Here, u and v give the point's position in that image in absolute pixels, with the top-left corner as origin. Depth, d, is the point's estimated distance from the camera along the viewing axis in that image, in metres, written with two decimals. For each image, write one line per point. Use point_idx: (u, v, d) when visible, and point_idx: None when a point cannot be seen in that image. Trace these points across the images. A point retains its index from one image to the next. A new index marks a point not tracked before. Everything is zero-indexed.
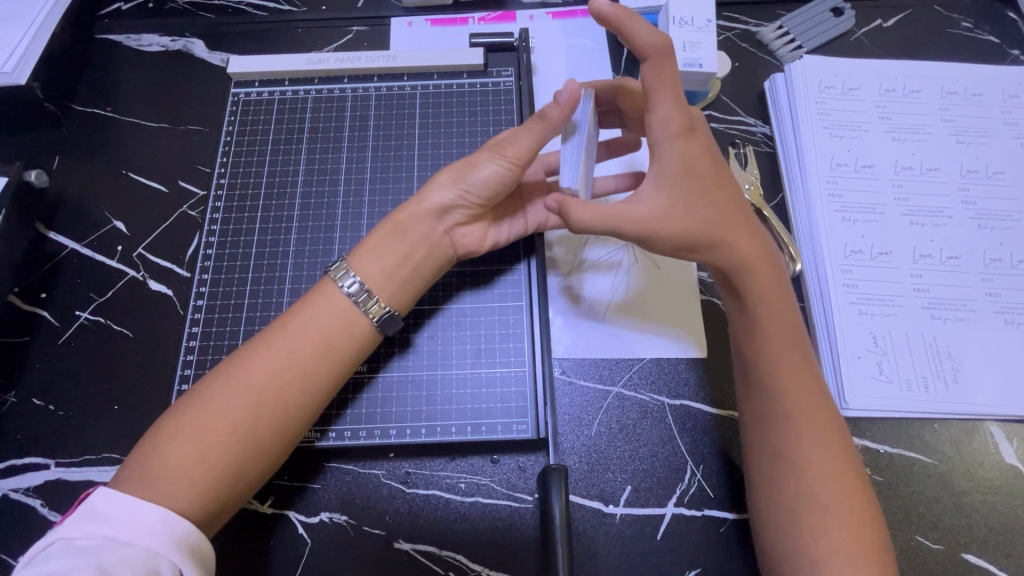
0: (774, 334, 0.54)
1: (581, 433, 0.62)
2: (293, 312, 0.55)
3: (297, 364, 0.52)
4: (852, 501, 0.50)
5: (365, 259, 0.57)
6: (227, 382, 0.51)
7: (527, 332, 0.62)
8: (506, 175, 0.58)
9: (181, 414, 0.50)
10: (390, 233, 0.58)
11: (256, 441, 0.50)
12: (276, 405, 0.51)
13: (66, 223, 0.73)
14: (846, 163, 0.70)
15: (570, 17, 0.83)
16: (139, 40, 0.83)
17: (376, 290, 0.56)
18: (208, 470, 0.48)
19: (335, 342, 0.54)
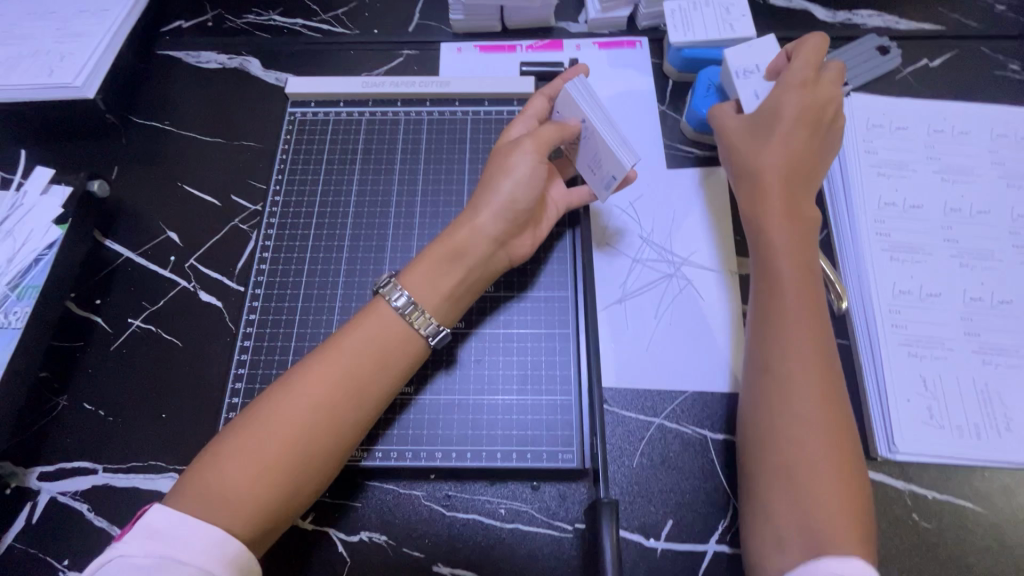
0: (796, 316, 0.56)
1: (623, 464, 0.61)
2: (346, 331, 0.55)
3: (351, 381, 0.53)
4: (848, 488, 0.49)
5: (416, 278, 0.58)
6: (282, 399, 0.51)
7: (574, 359, 0.63)
8: (541, 168, 0.60)
9: (239, 432, 0.50)
10: (444, 256, 0.58)
11: (310, 460, 0.51)
12: (329, 424, 0.51)
13: (123, 231, 0.75)
14: (894, 203, 0.70)
15: (617, 47, 0.84)
16: (198, 56, 0.86)
17: (426, 307, 0.57)
18: (262, 489, 0.48)
19: (387, 359, 0.55)
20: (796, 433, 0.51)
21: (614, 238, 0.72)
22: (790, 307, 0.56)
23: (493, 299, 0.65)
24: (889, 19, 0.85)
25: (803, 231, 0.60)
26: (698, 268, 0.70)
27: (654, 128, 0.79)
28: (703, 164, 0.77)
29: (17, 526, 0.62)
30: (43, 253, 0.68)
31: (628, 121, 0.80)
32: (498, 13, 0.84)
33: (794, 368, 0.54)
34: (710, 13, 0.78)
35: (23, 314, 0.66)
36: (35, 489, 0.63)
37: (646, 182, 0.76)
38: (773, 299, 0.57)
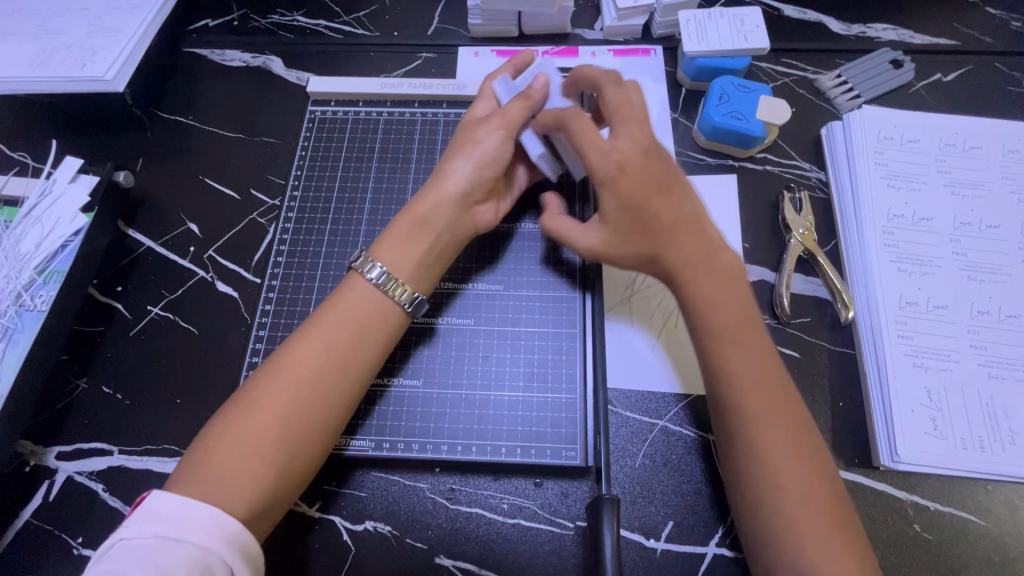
0: (750, 368, 0.53)
1: (626, 464, 0.62)
2: (325, 308, 0.57)
3: (335, 355, 0.54)
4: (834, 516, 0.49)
5: (388, 250, 0.60)
6: (269, 379, 0.53)
7: (580, 359, 0.63)
8: (507, 145, 0.63)
9: (234, 414, 0.52)
10: (412, 224, 0.61)
11: (302, 434, 0.52)
12: (322, 391, 0.53)
13: (145, 221, 0.78)
14: (903, 215, 0.70)
15: (631, 55, 0.85)
16: (223, 54, 0.89)
17: (400, 275, 0.59)
18: (266, 462, 0.50)
19: (370, 331, 0.56)
20: (773, 470, 0.50)
21: None
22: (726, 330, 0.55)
23: (503, 298, 0.66)
24: (903, 33, 0.85)
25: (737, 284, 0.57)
26: None
27: (666, 135, 0.80)
28: (714, 172, 0.78)
29: (34, 503, 0.63)
30: (69, 240, 0.70)
31: None
32: (516, 18, 0.85)
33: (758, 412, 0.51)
34: (724, 22, 0.79)
35: (47, 298, 0.67)
36: (52, 468, 0.65)
37: None
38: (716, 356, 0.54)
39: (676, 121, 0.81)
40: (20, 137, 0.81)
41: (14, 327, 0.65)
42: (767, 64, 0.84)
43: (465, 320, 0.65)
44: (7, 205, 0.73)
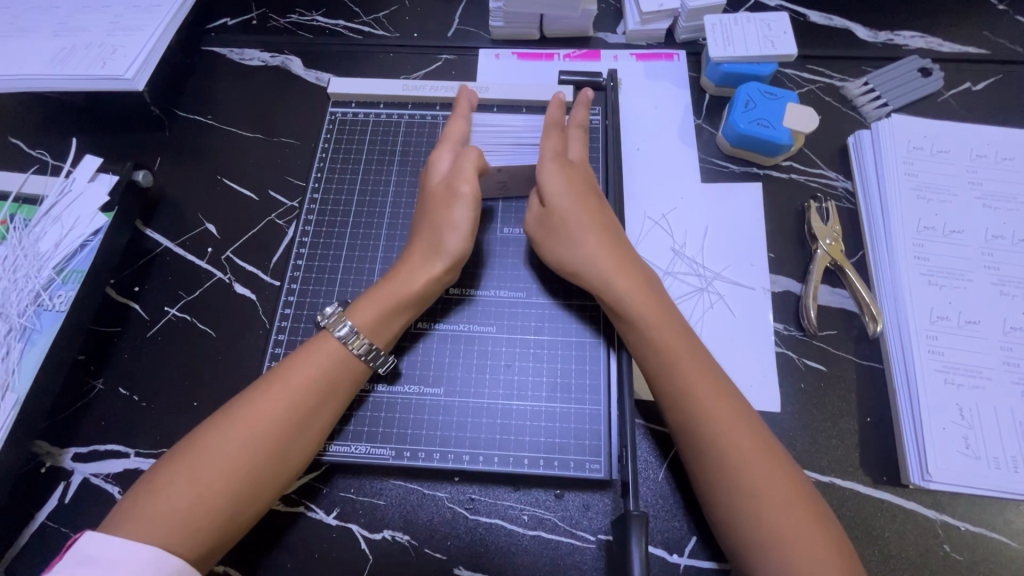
0: (701, 393, 0.53)
1: (649, 476, 0.61)
2: (291, 361, 0.56)
3: (300, 409, 0.54)
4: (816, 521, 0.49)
5: (364, 313, 0.58)
6: (225, 425, 0.52)
7: (604, 370, 0.62)
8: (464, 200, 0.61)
9: (184, 457, 0.51)
10: (387, 302, 0.58)
11: (260, 483, 0.51)
12: (280, 444, 0.52)
13: (163, 222, 0.77)
14: (933, 227, 0.69)
15: (654, 59, 0.84)
16: (241, 54, 0.88)
17: (372, 339, 0.58)
18: (214, 511, 0.49)
19: (335, 386, 0.56)
20: (746, 484, 0.50)
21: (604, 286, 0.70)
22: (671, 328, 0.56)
23: (526, 305, 0.65)
24: (932, 41, 0.84)
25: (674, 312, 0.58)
26: (731, 284, 0.70)
27: (689, 142, 0.79)
28: (739, 180, 0.76)
29: (50, 505, 0.63)
30: (89, 240, 0.70)
31: (663, 133, 0.80)
32: (538, 21, 0.84)
33: (719, 432, 0.52)
34: (751, 28, 0.78)
35: (67, 298, 0.67)
36: (68, 470, 0.64)
37: (680, 196, 0.76)
38: (673, 384, 0.54)
39: (700, 128, 0.80)
40: (39, 135, 0.81)
41: (32, 327, 0.65)
42: (793, 71, 0.83)
43: (488, 327, 0.64)
44: (25, 203, 0.73)
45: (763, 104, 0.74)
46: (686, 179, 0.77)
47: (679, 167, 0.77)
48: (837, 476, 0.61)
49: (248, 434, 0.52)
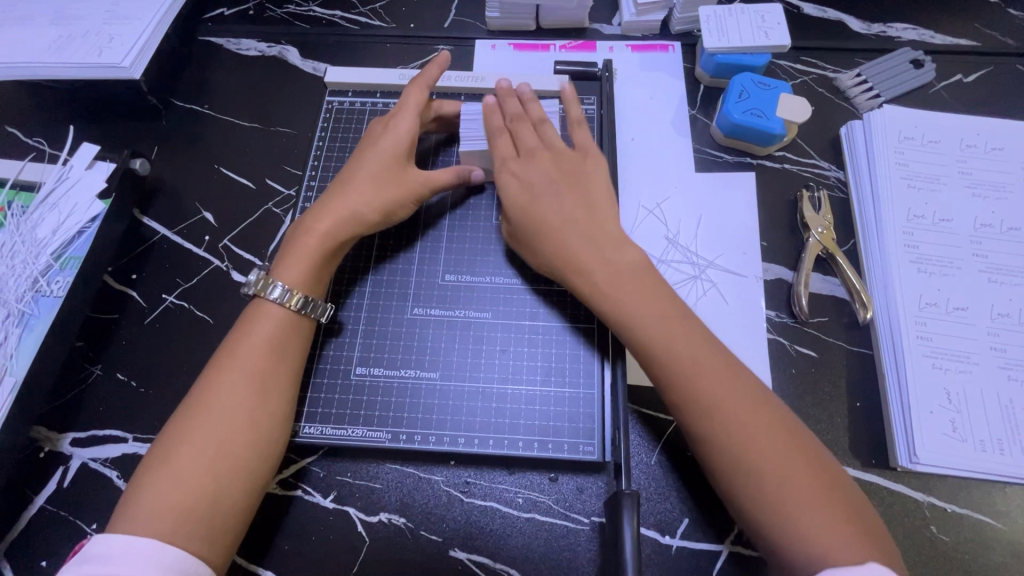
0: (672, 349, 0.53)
1: (642, 460, 0.62)
2: (237, 338, 0.58)
3: (254, 380, 0.56)
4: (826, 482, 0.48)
5: (294, 268, 0.60)
6: (196, 411, 0.54)
7: (598, 355, 0.62)
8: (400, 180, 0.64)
9: (166, 448, 0.53)
10: (311, 257, 0.60)
11: (238, 458, 0.53)
12: (249, 416, 0.55)
13: (160, 210, 0.78)
14: (923, 216, 0.70)
15: (649, 50, 0.85)
16: (238, 43, 0.88)
17: (308, 293, 0.60)
18: (201, 493, 0.51)
19: (283, 353, 0.58)
20: (743, 453, 0.49)
21: None
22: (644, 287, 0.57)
23: (522, 291, 0.65)
24: (924, 33, 0.85)
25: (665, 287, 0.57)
26: (723, 271, 0.71)
27: (683, 133, 0.80)
28: (732, 170, 0.77)
29: (49, 489, 0.63)
30: (86, 226, 0.70)
31: (658, 124, 0.80)
32: (534, 12, 0.85)
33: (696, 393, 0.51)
34: (745, 18, 0.78)
35: (64, 284, 0.67)
36: (67, 454, 0.65)
37: (674, 185, 0.76)
38: (658, 361, 0.54)
39: (694, 117, 0.81)
40: (36, 123, 0.81)
41: (30, 312, 0.65)
42: (787, 62, 0.83)
43: (483, 313, 0.64)
44: (22, 190, 0.73)
45: (756, 94, 0.75)
46: (680, 168, 0.77)
47: (673, 157, 0.78)
48: None
49: (220, 413, 0.54)
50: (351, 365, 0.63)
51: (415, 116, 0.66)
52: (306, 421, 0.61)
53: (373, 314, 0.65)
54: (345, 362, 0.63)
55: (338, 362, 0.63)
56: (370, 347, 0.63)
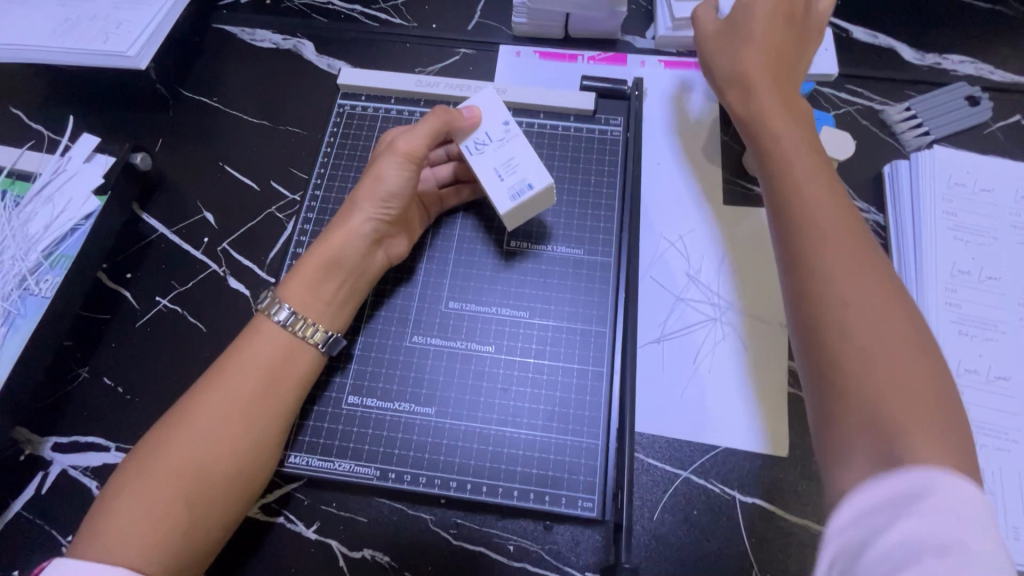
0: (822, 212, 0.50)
1: (645, 514, 0.59)
2: (228, 355, 0.55)
3: (243, 408, 0.53)
4: (956, 449, 0.38)
5: (294, 287, 0.57)
6: (175, 431, 0.51)
7: (606, 403, 0.58)
8: (390, 161, 0.59)
9: (138, 468, 0.50)
10: (309, 266, 0.57)
11: (216, 485, 0.50)
12: (230, 442, 0.52)
13: (160, 206, 0.75)
14: (968, 271, 0.65)
15: (684, 68, 0.80)
16: (253, 34, 0.84)
17: (311, 316, 0.57)
18: (170, 519, 0.48)
19: (275, 382, 0.55)
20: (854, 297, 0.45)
21: (644, 290, 0.68)
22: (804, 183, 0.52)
23: (528, 326, 0.62)
24: (983, 68, 0.78)
25: (843, 203, 0.50)
26: (746, 316, 0.66)
27: (713, 160, 0.75)
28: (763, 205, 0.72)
29: (27, 494, 0.61)
30: (80, 224, 0.67)
31: (687, 150, 0.75)
32: (563, 19, 0.79)
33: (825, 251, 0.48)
34: None
35: (53, 284, 0.65)
36: (47, 459, 0.63)
37: (699, 217, 0.71)
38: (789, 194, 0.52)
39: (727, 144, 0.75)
40: (40, 106, 0.78)
41: (16, 312, 0.63)
42: (831, 89, 0.77)
43: (486, 347, 0.61)
44: (19, 179, 0.71)
45: None
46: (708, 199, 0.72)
47: (701, 186, 0.73)
48: None
49: (201, 435, 0.51)
50: (343, 394, 0.60)
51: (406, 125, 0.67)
52: (292, 450, 0.58)
53: (370, 340, 0.62)
54: (337, 390, 0.60)
55: (330, 389, 0.60)
56: (365, 375, 0.60)
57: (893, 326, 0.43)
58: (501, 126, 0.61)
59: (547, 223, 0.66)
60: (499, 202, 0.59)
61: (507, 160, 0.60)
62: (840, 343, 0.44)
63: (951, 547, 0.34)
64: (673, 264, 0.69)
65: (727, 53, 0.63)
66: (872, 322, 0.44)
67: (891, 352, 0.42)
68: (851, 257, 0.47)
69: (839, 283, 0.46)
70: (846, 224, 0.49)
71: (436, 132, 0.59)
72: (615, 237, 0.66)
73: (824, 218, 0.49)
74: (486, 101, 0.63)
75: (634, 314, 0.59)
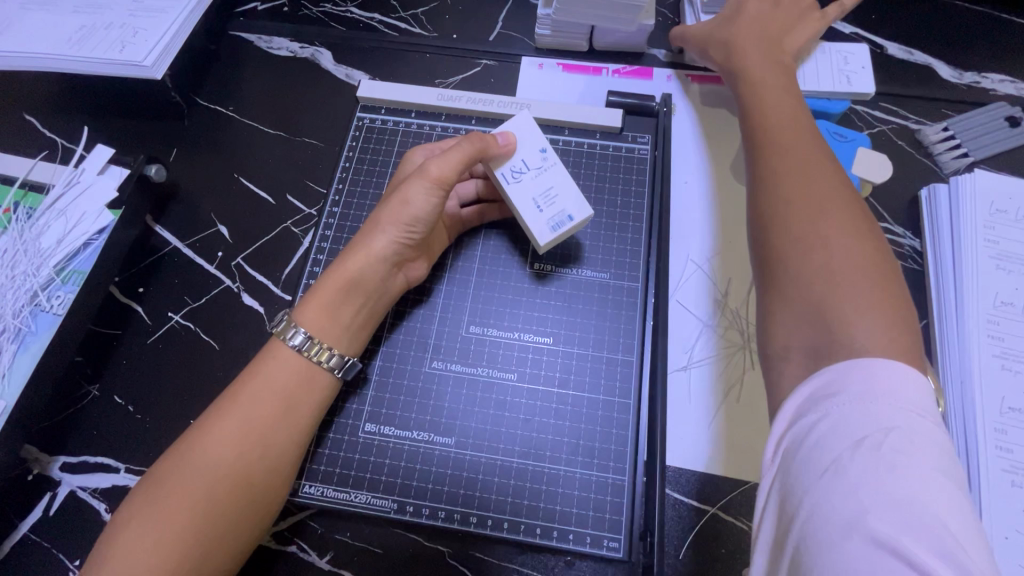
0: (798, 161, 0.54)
1: (672, 553, 0.56)
2: (242, 380, 0.53)
3: (259, 437, 0.51)
4: (894, 335, 0.43)
5: (310, 310, 0.54)
6: (187, 460, 0.49)
7: (632, 436, 0.56)
8: (417, 183, 0.56)
9: (148, 500, 0.48)
10: (329, 290, 0.55)
11: (231, 516, 0.49)
12: (245, 471, 0.49)
13: (174, 218, 0.73)
14: (1011, 303, 0.62)
15: (712, 83, 0.77)
16: (270, 42, 0.82)
17: (327, 340, 0.55)
18: (184, 552, 0.46)
19: (294, 407, 0.53)
20: (827, 241, 0.49)
21: (672, 314, 0.66)
22: (781, 144, 0.56)
23: (552, 352, 0.60)
24: None
25: (814, 141, 0.56)
26: None
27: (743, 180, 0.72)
28: None
29: (34, 516, 0.60)
30: (93, 238, 0.66)
31: (716, 168, 0.73)
32: (588, 32, 0.77)
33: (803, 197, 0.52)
34: (824, 59, 0.72)
35: (65, 301, 0.63)
36: (56, 480, 0.61)
37: (729, 239, 0.69)
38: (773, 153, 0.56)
39: None
40: (54, 115, 0.77)
41: (27, 329, 0.62)
42: (865, 108, 0.75)
43: (508, 375, 0.59)
44: (32, 190, 0.69)
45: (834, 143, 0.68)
46: (737, 220, 0.70)
47: (730, 207, 0.71)
48: None
49: (216, 464, 0.49)
50: (360, 421, 0.58)
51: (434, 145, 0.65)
52: (307, 479, 0.56)
53: (388, 364, 0.60)
54: (354, 417, 0.58)
55: (347, 417, 0.58)
56: (383, 402, 0.58)
57: (846, 230, 0.49)
58: (539, 152, 0.61)
59: (582, 245, 0.64)
60: (539, 234, 0.60)
61: (545, 190, 0.60)
62: (794, 264, 0.49)
63: (884, 427, 0.38)
64: (701, 286, 0.67)
65: (719, 29, 0.69)
66: (829, 229, 0.49)
67: (842, 254, 0.48)
68: (816, 183, 0.52)
69: (792, 212, 0.51)
70: (811, 151, 0.55)
71: (470, 158, 0.57)
72: (643, 260, 0.64)
73: (789, 161, 0.55)
74: (521, 126, 0.61)
75: (663, 343, 0.57)
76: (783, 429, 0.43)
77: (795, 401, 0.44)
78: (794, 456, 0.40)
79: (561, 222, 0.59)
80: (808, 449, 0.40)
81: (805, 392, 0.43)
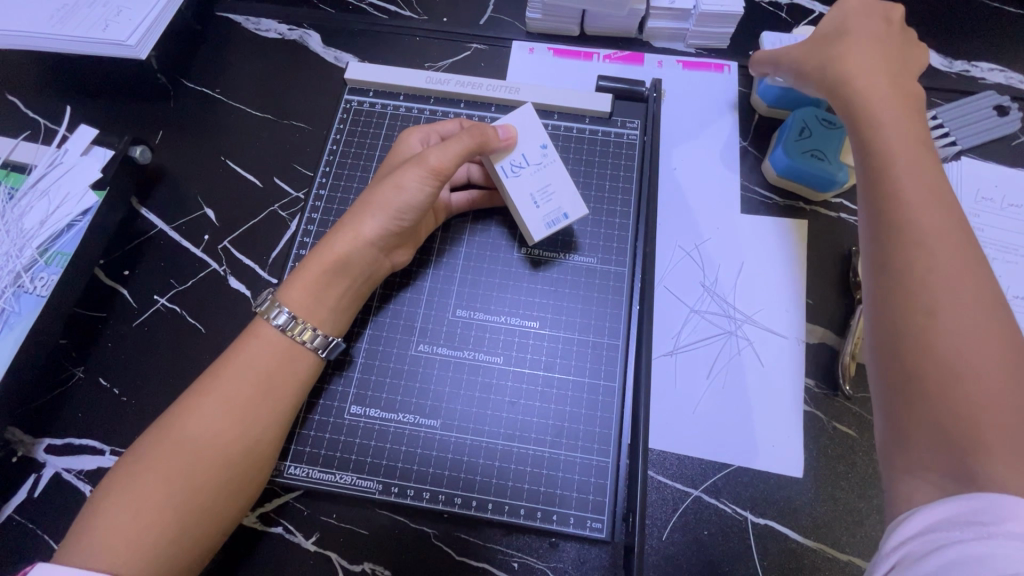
0: (933, 231, 0.44)
1: (655, 534, 0.57)
2: (227, 357, 0.53)
3: (241, 413, 0.51)
4: None
5: (296, 290, 0.54)
6: (170, 434, 0.49)
7: (618, 419, 0.57)
8: (413, 172, 0.56)
9: (130, 473, 0.48)
10: (317, 272, 0.55)
11: (213, 490, 0.49)
12: (227, 448, 0.50)
13: (159, 202, 0.72)
14: None
15: (702, 69, 0.77)
16: (258, 23, 0.81)
17: (309, 320, 0.54)
18: (163, 526, 0.46)
19: (277, 383, 0.53)
20: (965, 347, 0.39)
21: (659, 300, 0.66)
22: (914, 205, 0.45)
23: (538, 336, 0.60)
24: (1014, 76, 0.75)
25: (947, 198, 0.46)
26: (762, 329, 0.64)
27: (732, 166, 0.72)
28: (783, 215, 0.69)
29: (19, 497, 0.60)
30: (77, 220, 0.65)
31: (706, 155, 0.73)
32: (579, 17, 0.77)
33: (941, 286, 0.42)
34: None
35: (48, 282, 0.63)
36: (41, 462, 0.61)
37: (718, 225, 0.69)
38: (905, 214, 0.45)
39: (745, 150, 0.73)
40: (38, 96, 0.76)
41: (11, 309, 0.61)
42: None
43: (495, 358, 0.59)
44: (14, 170, 0.69)
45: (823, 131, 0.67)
46: (722, 205, 0.70)
47: (719, 193, 0.71)
48: (859, 557, 0.55)
49: (198, 438, 0.49)
50: (345, 403, 0.58)
51: (430, 130, 0.64)
52: (291, 460, 0.56)
53: (374, 346, 0.60)
54: (339, 399, 0.58)
55: (332, 398, 0.58)
56: (369, 384, 0.58)
57: (994, 332, 0.40)
58: (539, 146, 0.61)
59: (575, 232, 0.64)
60: (534, 229, 0.59)
61: (543, 186, 0.60)
62: (926, 374, 0.40)
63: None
64: (687, 271, 0.67)
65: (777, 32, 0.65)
66: (971, 329, 0.40)
67: (987, 370, 0.38)
68: (947, 258, 0.43)
69: (932, 307, 0.41)
70: (950, 218, 0.45)
71: (470, 151, 0.57)
72: (630, 246, 0.64)
73: (926, 232, 0.44)
74: (522, 120, 0.61)
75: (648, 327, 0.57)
76: (906, 535, 0.37)
77: (928, 516, 0.37)
78: (910, 569, 0.35)
79: (555, 217, 0.59)
80: (932, 569, 0.34)
81: (940, 509, 0.36)
